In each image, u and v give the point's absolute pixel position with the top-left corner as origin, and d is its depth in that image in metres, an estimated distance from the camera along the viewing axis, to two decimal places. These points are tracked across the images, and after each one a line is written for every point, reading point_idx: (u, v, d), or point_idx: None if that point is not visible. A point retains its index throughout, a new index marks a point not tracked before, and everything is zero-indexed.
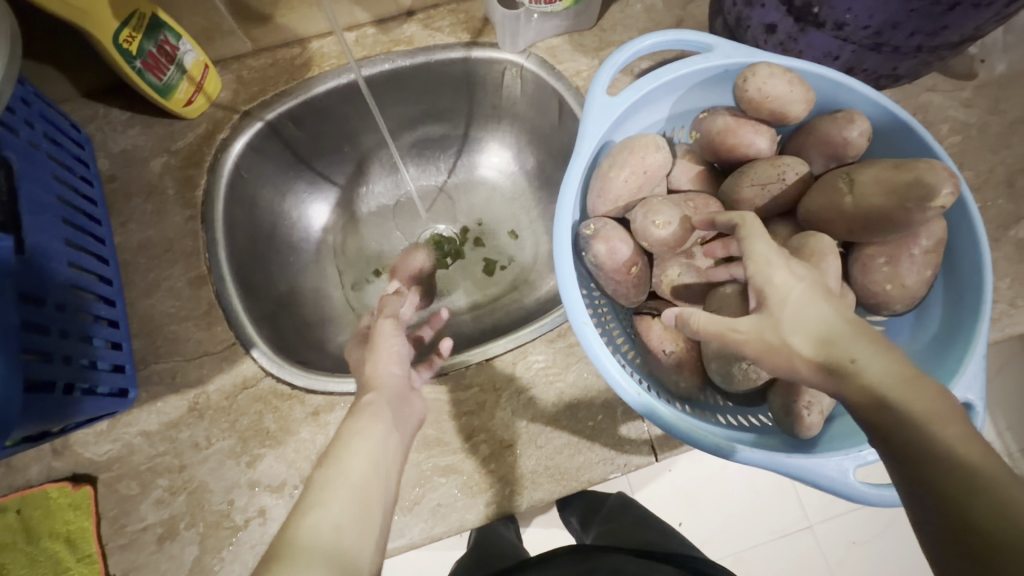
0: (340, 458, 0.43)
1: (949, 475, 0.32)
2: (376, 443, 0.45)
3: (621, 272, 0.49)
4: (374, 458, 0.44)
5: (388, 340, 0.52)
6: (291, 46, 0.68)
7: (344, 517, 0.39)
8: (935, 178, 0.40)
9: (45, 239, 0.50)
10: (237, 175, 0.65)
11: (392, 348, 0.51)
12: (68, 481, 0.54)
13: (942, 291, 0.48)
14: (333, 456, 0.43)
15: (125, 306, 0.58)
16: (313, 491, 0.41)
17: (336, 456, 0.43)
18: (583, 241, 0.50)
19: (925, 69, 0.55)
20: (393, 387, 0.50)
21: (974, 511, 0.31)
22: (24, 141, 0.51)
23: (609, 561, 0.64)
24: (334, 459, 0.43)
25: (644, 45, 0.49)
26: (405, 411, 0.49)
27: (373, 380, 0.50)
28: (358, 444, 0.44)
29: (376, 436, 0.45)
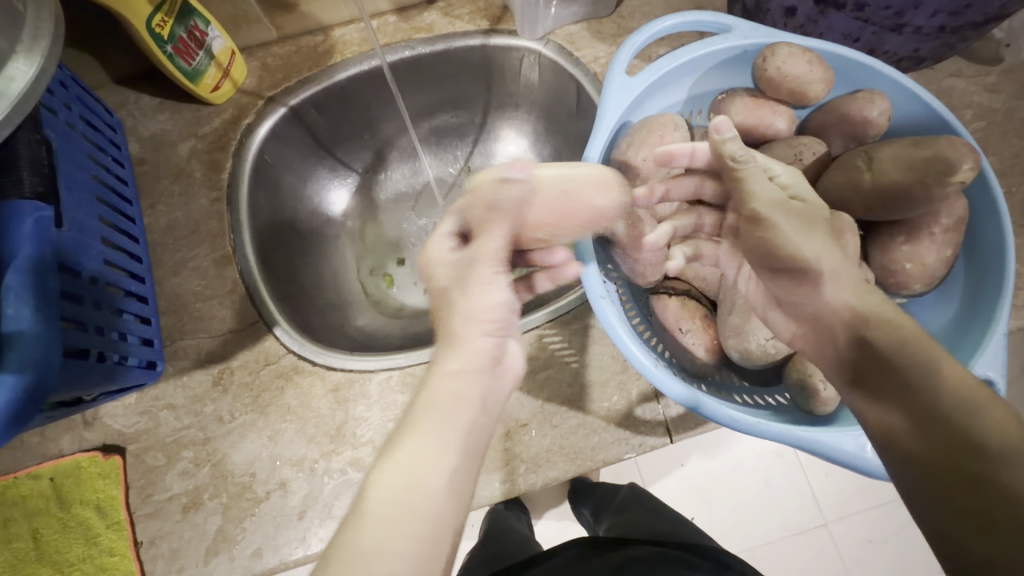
0: (462, 341, 0.38)
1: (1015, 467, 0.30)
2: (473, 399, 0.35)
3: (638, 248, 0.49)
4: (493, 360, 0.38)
5: (488, 287, 0.40)
6: (315, 34, 0.70)
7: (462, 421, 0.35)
8: (955, 153, 0.40)
9: (81, 215, 0.51)
10: (261, 160, 0.67)
11: (495, 297, 0.40)
12: (99, 451, 0.56)
13: (962, 271, 0.47)
14: (448, 334, 0.38)
15: (154, 284, 0.60)
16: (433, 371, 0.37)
17: (454, 341, 0.38)
18: None
19: (948, 51, 0.55)
20: (481, 357, 0.38)
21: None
22: (62, 121, 0.54)
23: (622, 555, 0.64)
24: (461, 335, 0.38)
25: (663, 26, 0.49)
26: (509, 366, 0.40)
27: (460, 341, 0.38)
28: (476, 347, 0.38)
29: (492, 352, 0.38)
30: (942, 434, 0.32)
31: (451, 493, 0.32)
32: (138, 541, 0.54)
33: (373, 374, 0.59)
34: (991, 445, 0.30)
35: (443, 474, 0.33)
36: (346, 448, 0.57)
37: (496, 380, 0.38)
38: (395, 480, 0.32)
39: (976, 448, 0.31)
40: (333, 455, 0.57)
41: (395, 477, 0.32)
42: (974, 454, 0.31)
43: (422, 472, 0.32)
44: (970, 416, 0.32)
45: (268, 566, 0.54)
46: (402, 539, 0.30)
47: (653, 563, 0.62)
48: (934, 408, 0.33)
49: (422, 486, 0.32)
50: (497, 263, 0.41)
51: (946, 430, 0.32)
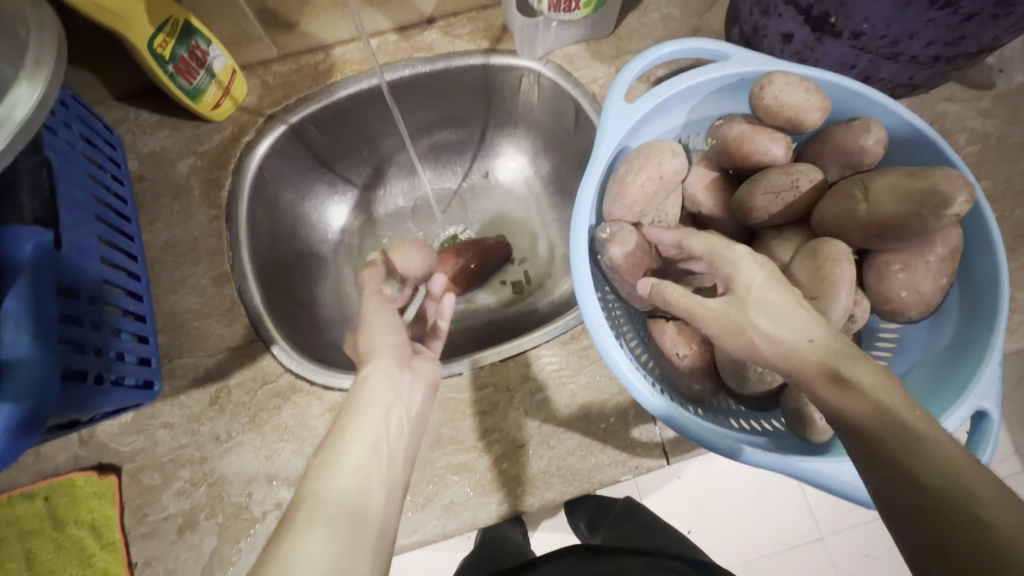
0: (353, 418, 0.46)
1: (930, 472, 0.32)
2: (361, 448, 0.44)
3: (634, 272, 0.49)
4: (381, 416, 0.47)
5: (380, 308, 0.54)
6: (316, 52, 0.70)
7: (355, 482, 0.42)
8: (950, 186, 0.41)
9: (79, 235, 0.51)
10: (260, 177, 0.67)
11: (385, 319, 0.54)
12: (94, 470, 0.56)
13: (957, 299, 0.48)
14: (341, 424, 0.46)
15: (152, 302, 0.60)
16: (324, 453, 0.44)
17: (344, 422, 0.46)
18: (599, 245, 0.50)
19: (942, 78, 0.55)
20: (392, 353, 0.51)
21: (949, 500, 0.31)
22: (62, 141, 0.54)
23: (613, 564, 0.64)
24: (348, 412, 0.47)
25: (662, 53, 0.49)
26: (423, 371, 0.52)
27: (371, 350, 0.51)
28: (365, 413, 0.46)
29: (379, 401, 0.47)
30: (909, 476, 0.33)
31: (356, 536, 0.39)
32: (133, 561, 0.54)
33: None
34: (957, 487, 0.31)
35: (346, 521, 0.39)
36: None
37: (388, 430, 0.47)
38: (305, 532, 0.38)
39: (936, 488, 0.32)
40: None
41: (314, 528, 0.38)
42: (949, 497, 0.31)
43: (328, 525, 0.39)
44: (928, 457, 0.33)
45: None
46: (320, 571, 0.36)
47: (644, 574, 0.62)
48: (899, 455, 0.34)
49: (331, 532, 0.38)
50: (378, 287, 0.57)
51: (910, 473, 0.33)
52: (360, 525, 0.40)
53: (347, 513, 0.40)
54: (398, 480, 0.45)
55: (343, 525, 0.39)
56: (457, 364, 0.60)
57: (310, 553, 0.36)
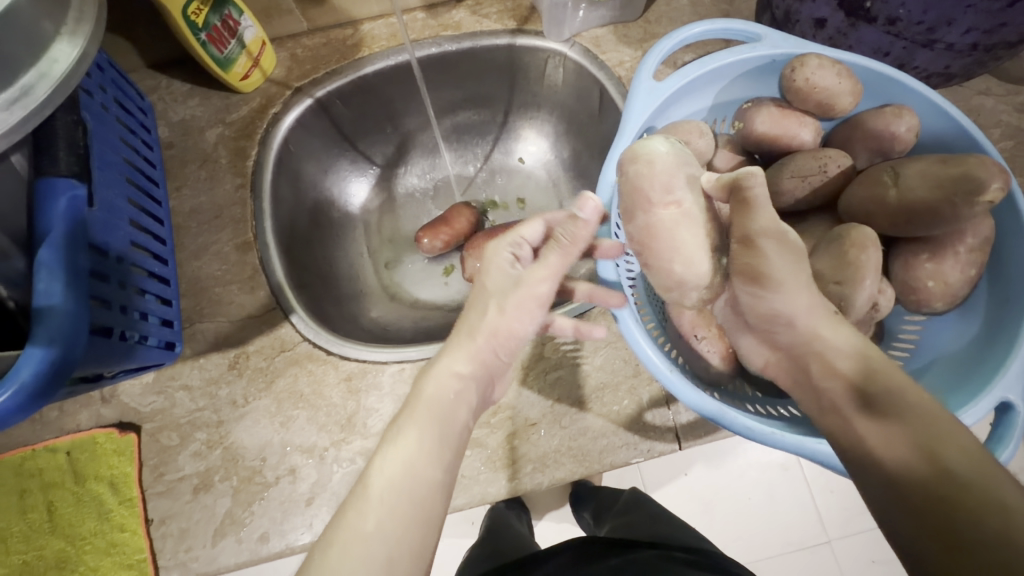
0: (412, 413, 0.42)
1: (968, 468, 0.33)
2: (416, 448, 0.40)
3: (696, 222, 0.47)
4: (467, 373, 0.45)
5: (525, 317, 0.46)
6: (344, 28, 0.71)
7: (438, 419, 0.42)
8: (985, 173, 0.40)
9: (110, 195, 0.53)
10: (285, 149, 0.68)
11: (524, 328, 0.47)
12: (115, 428, 0.57)
13: (986, 292, 0.47)
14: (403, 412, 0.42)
15: (176, 266, 0.61)
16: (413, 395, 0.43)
17: (405, 416, 0.42)
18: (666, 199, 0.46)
19: (979, 69, 0.54)
20: (490, 371, 0.46)
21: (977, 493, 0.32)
22: (97, 103, 0.55)
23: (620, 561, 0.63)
24: (435, 364, 0.45)
25: (693, 33, 0.49)
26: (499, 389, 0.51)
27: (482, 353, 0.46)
28: (427, 409, 0.42)
29: (444, 403, 0.43)
30: (932, 457, 0.34)
31: (415, 515, 0.37)
32: (148, 518, 0.55)
33: (387, 366, 0.60)
34: (984, 477, 0.33)
35: (421, 472, 0.39)
36: (356, 438, 0.57)
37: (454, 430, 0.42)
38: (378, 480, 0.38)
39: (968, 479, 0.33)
40: (343, 444, 0.57)
41: (388, 476, 0.38)
42: (968, 488, 0.33)
43: (403, 467, 0.39)
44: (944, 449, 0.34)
45: (274, 550, 0.54)
46: (383, 532, 0.36)
47: (649, 566, 0.61)
48: (924, 431, 0.36)
49: (402, 483, 0.38)
50: (539, 301, 0.47)
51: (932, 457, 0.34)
52: (432, 475, 0.39)
53: (409, 510, 0.37)
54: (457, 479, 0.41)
55: (416, 478, 0.38)
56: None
57: (380, 500, 0.37)
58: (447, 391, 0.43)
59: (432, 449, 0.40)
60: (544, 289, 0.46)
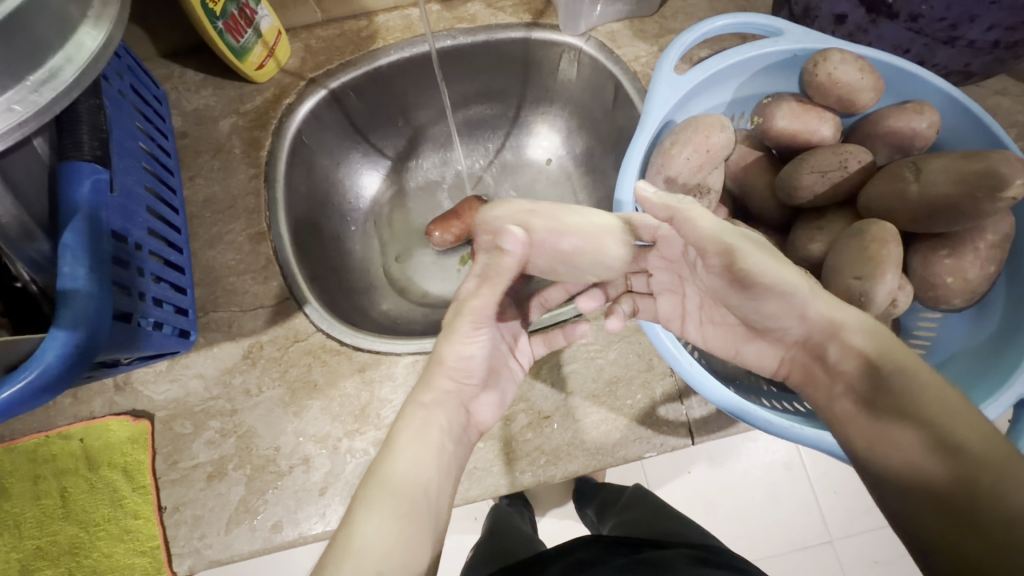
0: (398, 438, 0.43)
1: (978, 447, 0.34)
2: (411, 465, 0.41)
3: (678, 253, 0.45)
4: (434, 434, 0.43)
5: (470, 339, 0.45)
6: (359, 19, 0.71)
7: (409, 488, 0.40)
8: (1008, 168, 0.41)
9: (129, 181, 0.53)
10: (299, 140, 0.68)
11: (470, 351, 0.45)
12: (129, 416, 0.57)
13: (1003, 289, 0.47)
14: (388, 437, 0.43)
15: (190, 255, 0.61)
16: (376, 461, 0.42)
17: (391, 439, 0.43)
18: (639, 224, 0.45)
19: (998, 67, 0.54)
20: (454, 401, 0.46)
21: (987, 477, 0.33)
22: (115, 89, 0.55)
23: (627, 558, 0.63)
24: (397, 428, 0.43)
25: (714, 27, 0.49)
26: (477, 417, 0.49)
27: (438, 382, 0.45)
28: (411, 432, 0.43)
29: (432, 428, 0.44)
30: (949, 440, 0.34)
31: (412, 533, 0.38)
32: (161, 506, 0.55)
33: (400, 357, 0.60)
34: (993, 456, 0.34)
35: (400, 545, 0.37)
36: (369, 428, 0.57)
37: (442, 456, 0.43)
38: (352, 553, 0.36)
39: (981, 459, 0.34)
40: (356, 434, 0.57)
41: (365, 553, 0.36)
42: (979, 466, 0.33)
43: (378, 540, 0.37)
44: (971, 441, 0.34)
45: (288, 538, 0.55)
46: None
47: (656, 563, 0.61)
48: (948, 423, 0.35)
49: (380, 558, 0.36)
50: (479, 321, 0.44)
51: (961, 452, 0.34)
52: (414, 549, 0.37)
53: (406, 527, 0.38)
54: (448, 499, 0.42)
55: (395, 550, 0.36)
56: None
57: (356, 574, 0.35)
58: (419, 416, 0.44)
59: (407, 519, 0.38)
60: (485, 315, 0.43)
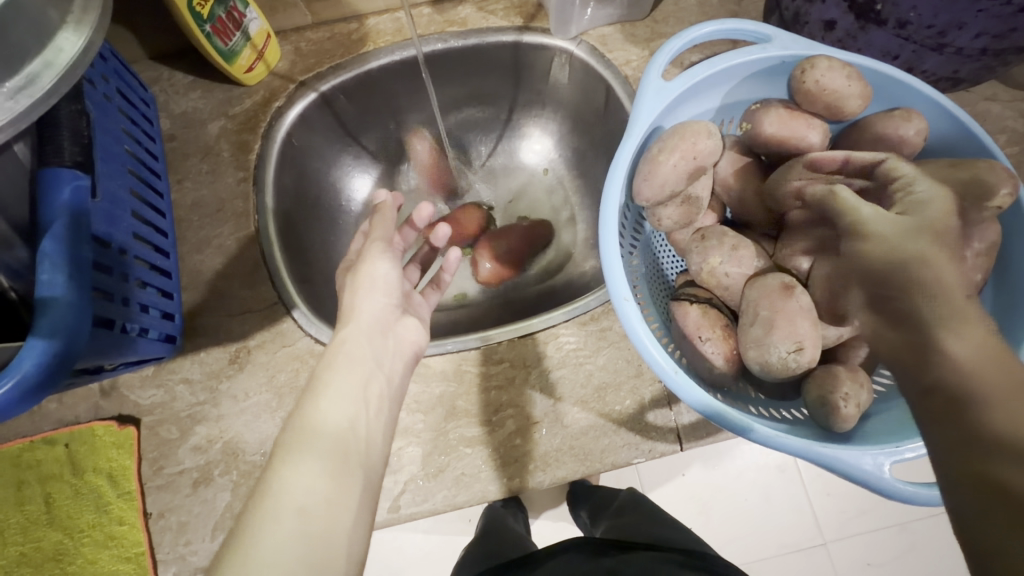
0: (328, 381, 0.46)
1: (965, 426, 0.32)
2: (339, 410, 0.44)
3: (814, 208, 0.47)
4: (361, 381, 0.47)
5: (378, 266, 0.52)
6: (349, 22, 0.70)
7: (338, 439, 0.42)
8: (994, 177, 0.42)
9: (113, 186, 0.52)
10: (289, 143, 0.67)
11: (380, 271, 0.51)
12: (114, 421, 0.57)
13: (991, 298, 0.47)
14: (320, 374, 0.47)
15: (178, 259, 0.61)
16: (305, 406, 0.44)
17: (320, 380, 0.46)
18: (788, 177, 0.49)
19: (988, 74, 0.54)
20: (372, 319, 0.50)
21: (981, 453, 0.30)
22: (100, 93, 0.54)
23: (616, 560, 0.63)
24: (324, 375, 0.46)
25: (702, 33, 0.49)
26: (406, 337, 0.52)
27: (352, 311, 0.50)
28: (339, 375, 0.46)
29: (359, 367, 0.47)
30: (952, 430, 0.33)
31: (336, 474, 0.40)
32: (147, 512, 0.55)
33: None
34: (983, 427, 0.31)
35: (329, 494, 0.39)
36: None
37: (369, 395, 0.47)
38: (278, 504, 0.37)
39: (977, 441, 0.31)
40: None
41: (296, 498, 0.38)
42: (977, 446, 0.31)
43: (307, 488, 0.39)
44: (985, 413, 0.31)
45: None
46: (290, 557, 0.35)
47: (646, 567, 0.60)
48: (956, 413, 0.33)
49: (304, 494, 0.38)
50: (382, 249, 0.52)
51: (976, 428, 0.31)
52: (343, 494, 0.40)
53: (329, 468, 0.40)
54: (379, 443, 0.45)
55: (324, 497, 0.39)
56: (468, 341, 0.60)
57: (282, 522, 0.36)
58: (350, 358, 0.47)
59: (335, 469, 0.40)
60: (385, 239, 0.53)
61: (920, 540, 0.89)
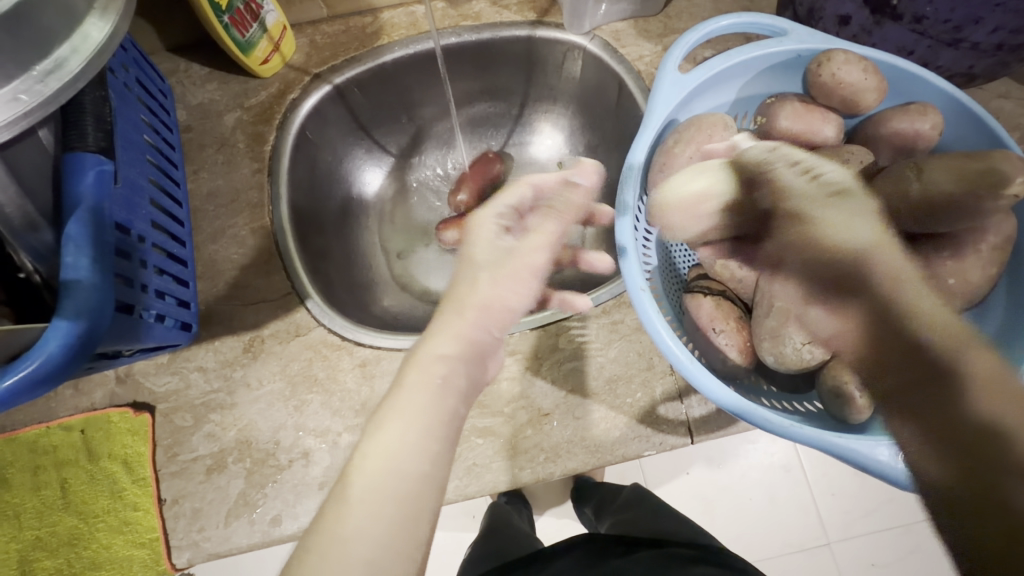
0: (403, 407, 0.37)
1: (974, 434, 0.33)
2: (410, 450, 0.36)
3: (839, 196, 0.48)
4: (446, 374, 0.39)
5: (536, 251, 0.46)
6: (364, 15, 0.71)
7: (405, 489, 0.35)
8: (1009, 167, 0.42)
9: (133, 174, 0.53)
10: (303, 135, 0.68)
11: (537, 259, 0.46)
12: (130, 408, 0.57)
13: (1004, 292, 0.47)
14: (395, 392, 0.38)
15: (193, 248, 0.62)
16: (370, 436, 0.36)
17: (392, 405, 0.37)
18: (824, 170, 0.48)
19: (1002, 70, 0.54)
20: (478, 336, 0.42)
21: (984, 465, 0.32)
22: (120, 82, 0.55)
23: (625, 557, 0.63)
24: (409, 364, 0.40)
25: (719, 26, 0.49)
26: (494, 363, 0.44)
27: (477, 294, 0.43)
28: (416, 405, 0.37)
29: (441, 399, 0.38)
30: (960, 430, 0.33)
31: (400, 540, 0.34)
32: (161, 498, 0.55)
33: (399, 353, 0.60)
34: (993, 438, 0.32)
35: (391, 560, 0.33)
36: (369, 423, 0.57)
37: (449, 429, 0.38)
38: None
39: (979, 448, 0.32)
40: (356, 429, 0.57)
41: (366, 487, 0.35)
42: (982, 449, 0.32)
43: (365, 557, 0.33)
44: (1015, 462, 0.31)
45: (286, 532, 0.55)
46: None
47: (654, 563, 0.61)
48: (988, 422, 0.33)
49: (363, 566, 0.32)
50: (534, 271, 0.46)
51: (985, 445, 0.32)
52: (417, 500, 0.35)
53: (394, 528, 0.34)
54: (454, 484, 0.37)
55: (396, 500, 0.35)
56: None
57: None
58: (434, 379, 0.39)
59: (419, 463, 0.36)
60: (538, 262, 0.46)
61: (925, 541, 0.89)
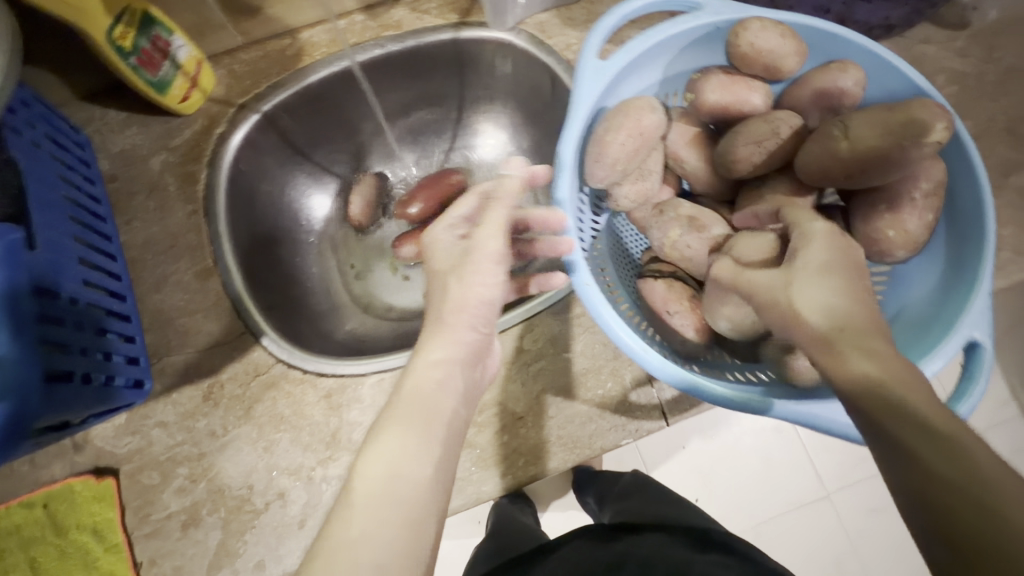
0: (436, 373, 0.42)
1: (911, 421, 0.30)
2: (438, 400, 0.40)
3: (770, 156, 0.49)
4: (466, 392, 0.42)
5: (484, 279, 0.46)
6: (282, 38, 0.69)
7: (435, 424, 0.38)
8: (928, 115, 0.41)
9: (54, 235, 0.51)
10: (236, 169, 0.66)
11: (487, 292, 0.46)
12: (92, 474, 0.55)
13: (944, 236, 0.48)
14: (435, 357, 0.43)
15: (136, 301, 0.60)
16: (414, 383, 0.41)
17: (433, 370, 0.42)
18: (753, 136, 0.48)
19: (917, 18, 0.55)
20: (471, 352, 0.44)
21: (947, 464, 0.28)
22: (27, 141, 0.53)
23: (626, 543, 0.63)
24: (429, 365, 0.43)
25: (634, 7, 0.48)
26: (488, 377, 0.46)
27: (452, 335, 0.44)
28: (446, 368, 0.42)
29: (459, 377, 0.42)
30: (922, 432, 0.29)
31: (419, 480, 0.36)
32: (137, 562, 0.54)
33: (365, 378, 0.59)
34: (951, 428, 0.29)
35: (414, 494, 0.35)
36: (342, 454, 0.56)
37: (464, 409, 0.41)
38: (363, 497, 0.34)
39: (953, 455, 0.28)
40: (329, 462, 0.56)
41: (372, 482, 0.35)
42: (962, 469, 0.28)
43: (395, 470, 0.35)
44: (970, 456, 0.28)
45: None
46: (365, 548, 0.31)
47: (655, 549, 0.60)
48: (931, 421, 0.29)
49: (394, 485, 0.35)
50: (496, 259, 0.47)
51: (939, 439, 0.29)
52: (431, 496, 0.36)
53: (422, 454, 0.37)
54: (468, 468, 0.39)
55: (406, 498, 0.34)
56: None
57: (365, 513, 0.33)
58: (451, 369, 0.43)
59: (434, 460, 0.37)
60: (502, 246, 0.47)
61: None
